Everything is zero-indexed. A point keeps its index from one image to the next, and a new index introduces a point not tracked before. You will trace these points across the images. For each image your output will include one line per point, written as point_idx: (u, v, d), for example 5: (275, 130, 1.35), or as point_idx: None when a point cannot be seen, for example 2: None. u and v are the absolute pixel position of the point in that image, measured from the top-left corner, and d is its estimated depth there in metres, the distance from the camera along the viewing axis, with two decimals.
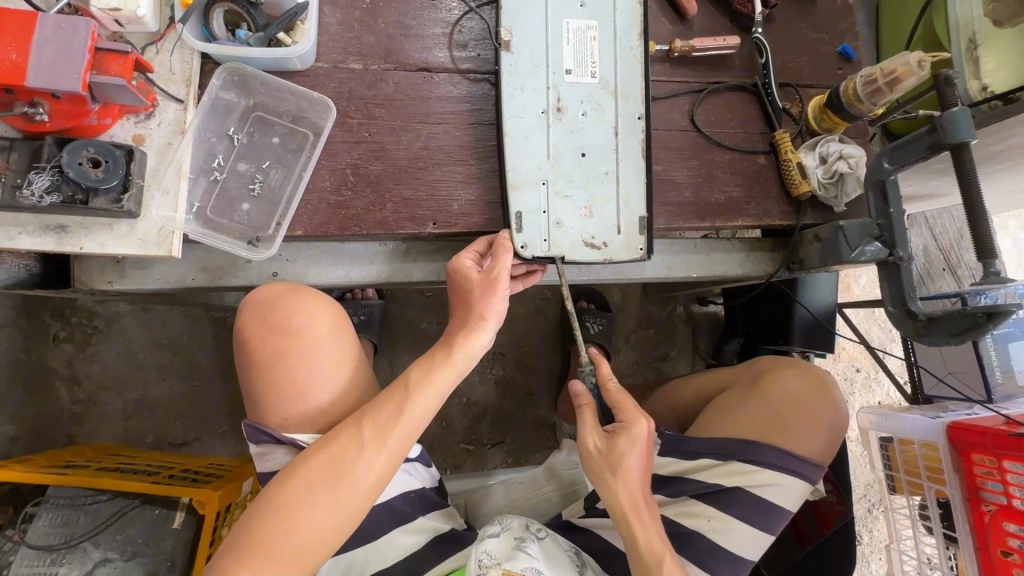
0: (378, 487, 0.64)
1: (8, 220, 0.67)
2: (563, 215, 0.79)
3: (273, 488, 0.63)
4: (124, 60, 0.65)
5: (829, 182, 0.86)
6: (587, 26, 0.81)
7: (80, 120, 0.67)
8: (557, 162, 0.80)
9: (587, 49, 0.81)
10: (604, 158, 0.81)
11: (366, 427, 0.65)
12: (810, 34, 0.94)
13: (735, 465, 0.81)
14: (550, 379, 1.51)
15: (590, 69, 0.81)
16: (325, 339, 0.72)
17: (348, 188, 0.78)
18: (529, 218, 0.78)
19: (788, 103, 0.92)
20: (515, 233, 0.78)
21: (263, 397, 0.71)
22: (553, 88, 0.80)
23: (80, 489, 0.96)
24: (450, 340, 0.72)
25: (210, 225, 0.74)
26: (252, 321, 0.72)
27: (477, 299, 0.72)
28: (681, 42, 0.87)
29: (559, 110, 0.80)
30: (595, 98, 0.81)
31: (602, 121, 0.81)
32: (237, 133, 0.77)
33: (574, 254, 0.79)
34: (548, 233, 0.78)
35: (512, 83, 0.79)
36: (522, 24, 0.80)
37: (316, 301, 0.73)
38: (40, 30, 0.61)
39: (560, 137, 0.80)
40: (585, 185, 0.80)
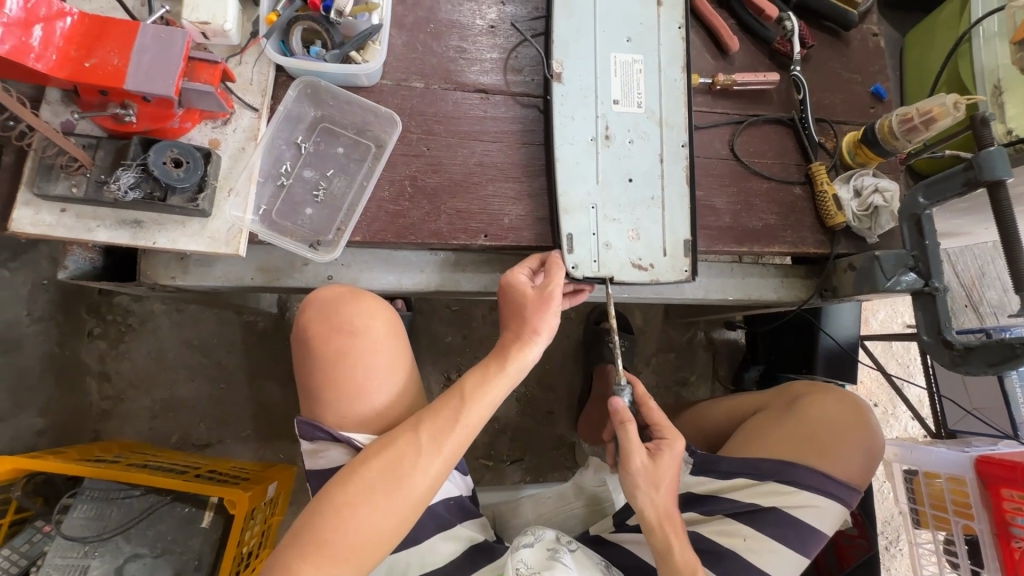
0: (431, 492, 0.65)
1: (89, 213, 0.70)
2: (612, 237, 0.82)
3: (332, 485, 0.64)
4: (213, 69, 0.70)
5: (864, 214, 0.89)
6: (633, 59, 0.86)
7: (165, 123, 0.71)
8: (606, 187, 0.83)
9: (633, 80, 0.86)
10: (650, 184, 0.84)
11: (424, 432, 0.66)
12: (843, 73, 0.99)
13: (772, 486, 0.83)
14: (571, 399, 1.52)
15: (636, 100, 0.85)
16: (382, 343, 0.74)
17: (406, 199, 0.81)
18: (579, 239, 0.81)
19: (823, 138, 0.97)
20: (566, 253, 0.81)
21: (325, 396, 0.73)
22: (601, 117, 0.84)
23: (113, 483, 0.97)
24: (503, 352, 0.74)
25: (275, 227, 0.77)
26: (308, 317, 0.75)
27: (531, 315, 0.74)
28: (723, 76, 0.92)
29: (608, 139, 0.84)
30: (641, 127, 0.85)
31: (648, 149, 0.85)
32: (305, 142, 0.81)
33: (623, 276, 0.82)
34: (597, 254, 0.82)
35: (563, 112, 0.84)
36: (573, 56, 0.85)
37: (373, 305, 0.75)
38: (140, 39, 0.65)
39: (609, 163, 0.84)
40: (632, 210, 0.83)
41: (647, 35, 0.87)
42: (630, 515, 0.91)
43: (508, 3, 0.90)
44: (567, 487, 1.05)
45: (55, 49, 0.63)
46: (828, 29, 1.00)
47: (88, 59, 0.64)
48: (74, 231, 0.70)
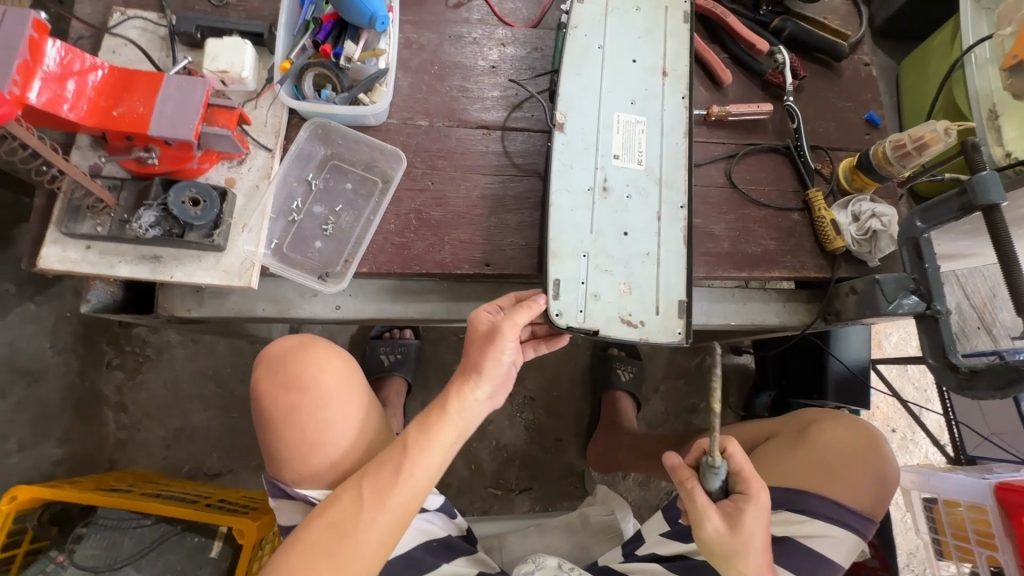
0: (380, 553, 0.67)
1: (112, 249, 0.74)
2: (602, 289, 0.83)
3: (283, 551, 0.66)
4: (230, 114, 0.75)
5: (863, 238, 0.90)
6: (636, 120, 0.88)
7: (185, 165, 0.75)
8: (600, 238, 0.84)
9: (635, 140, 0.88)
10: (646, 240, 0.85)
11: (366, 488, 0.68)
12: (837, 102, 1.01)
13: (785, 515, 0.82)
14: (579, 426, 1.51)
15: (636, 158, 0.87)
16: (338, 394, 0.76)
17: (411, 231, 0.84)
18: (567, 287, 0.82)
19: (819, 165, 0.99)
20: (551, 299, 0.81)
21: (280, 450, 0.74)
22: (600, 170, 0.86)
23: (126, 512, 0.98)
24: (444, 399, 0.74)
25: (285, 260, 0.81)
26: (269, 373, 0.78)
27: (475, 355, 0.74)
28: (717, 108, 0.95)
29: (603, 193, 0.85)
30: (640, 184, 0.87)
31: (645, 207, 0.86)
32: (315, 179, 0.85)
33: (611, 332, 0.82)
34: (585, 304, 0.82)
35: (563, 160, 0.85)
36: (576, 108, 0.87)
37: (327, 353, 0.79)
38: (164, 88, 0.70)
39: (604, 216, 0.85)
40: (625, 264, 0.84)
41: (652, 100, 0.89)
42: (639, 545, 0.90)
43: (508, 45, 0.95)
44: (574, 516, 1.04)
45: (86, 100, 0.68)
46: (819, 60, 1.03)
47: (116, 107, 0.70)
48: (97, 266, 0.74)
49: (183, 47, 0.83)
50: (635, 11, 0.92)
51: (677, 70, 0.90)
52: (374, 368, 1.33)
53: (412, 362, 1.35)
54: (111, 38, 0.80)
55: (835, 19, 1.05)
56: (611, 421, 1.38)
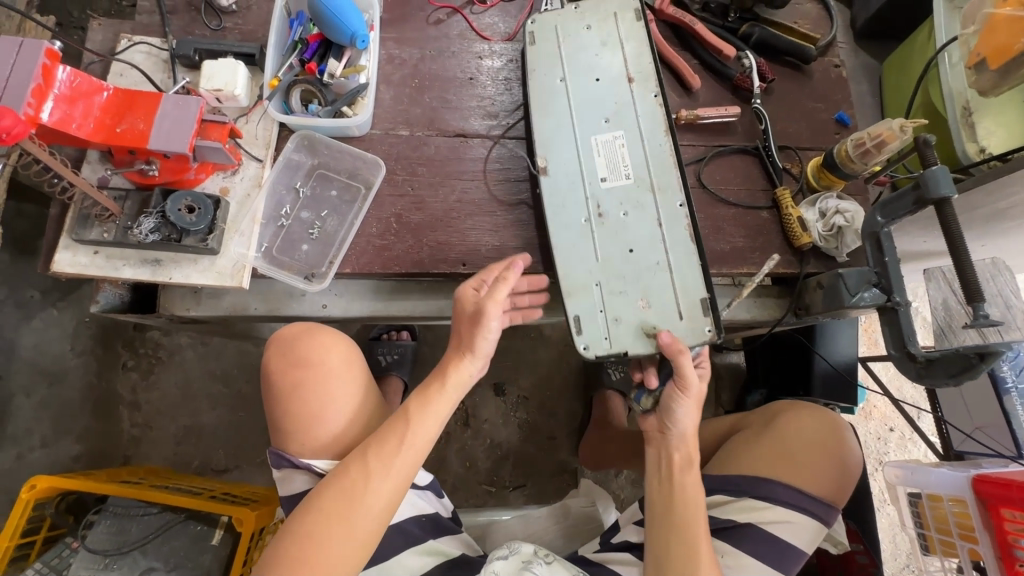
0: (382, 515, 0.71)
1: (116, 253, 0.82)
2: (622, 312, 0.86)
3: (296, 523, 0.70)
4: (222, 128, 0.82)
5: (829, 235, 0.93)
6: (613, 137, 0.91)
7: (183, 175, 0.82)
8: (607, 263, 0.87)
9: (617, 156, 0.91)
10: (653, 251, 0.87)
11: (372, 458, 0.72)
12: (807, 103, 1.04)
13: (748, 502, 0.83)
14: (573, 424, 1.55)
15: (623, 173, 0.90)
16: (339, 373, 0.82)
17: (391, 234, 0.90)
18: (588, 320, 0.86)
19: (788, 164, 1.01)
20: (575, 335, 0.85)
21: (286, 421, 0.79)
22: (592, 197, 0.89)
23: (133, 501, 1.05)
24: (441, 374, 0.79)
25: (275, 262, 0.87)
26: (276, 351, 0.83)
27: (469, 334, 0.80)
28: (686, 112, 0.99)
29: (601, 218, 0.89)
30: (633, 197, 0.89)
31: (644, 218, 0.88)
32: (302, 187, 0.91)
33: (641, 349, 0.84)
34: (607, 331, 0.85)
35: (554, 202, 0.89)
36: (553, 143, 0.91)
37: (330, 336, 0.84)
38: (163, 107, 0.78)
39: (606, 240, 0.88)
40: (639, 280, 0.86)
41: (624, 112, 0.92)
42: (615, 534, 0.93)
43: (486, 57, 1.01)
44: (556, 507, 1.08)
45: (93, 119, 0.76)
46: (790, 63, 1.06)
47: (119, 125, 0.77)
48: (103, 269, 0.81)
49: (183, 69, 0.90)
50: (585, 26, 0.96)
51: (640, 75, 0.94)
52: (372, 368, 1.38)
53: (408, 362, 1.40)
54: (118, 62, 0.88)
55: (804, 23, 1.08)
56: (603, 419, 1.41)
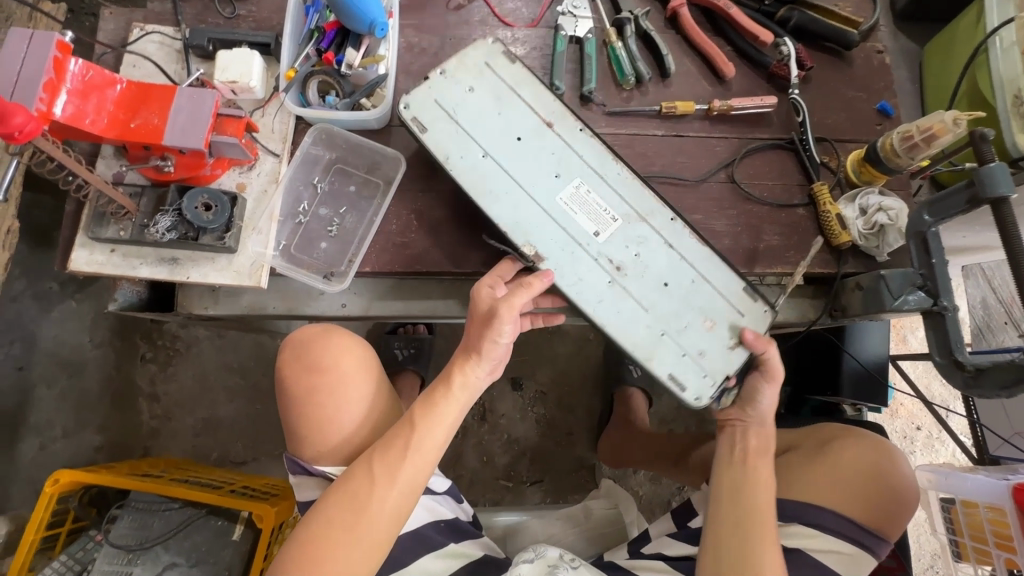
0: (389, 523, 0.69)
1: (133, 252, 0.80)
2: (701, 345, 0.84)
3: (302, 529, 0.69)
4: (238, 123, 0.78)
5: (870, 233, 0.88)
6: (575, 188, 0.86)
7: (198, 171, 0.80)
8: (655, 308, 0.85)
9: (592, 206, 0.86)
10: (681, 274, 0.86)
11: (377, 466, 0.71)
12: (848, 92, 0.98)
13: (797, 528, 0.82)
14: (591, 420, 1.53)
15: (608, 219, 0.86)
16: (355, 379, 0.80)
17: (412, 231, 0.87)
18: (683, 373, 0.83)
19: (825, 157, 0.96)
20: (679, 394, 0.83)
21: (302, 430, 0.78)
22: (600, 256, 0.85)
23: (155, 496, 1.05)
24: (447, 377, 0.77)
25: (293, 261, 0.85)
26: (291, 359, 0.81)
27: (477, 332, 0.77)
28: (719, 102, 0.93)
29: (621, 272, 0.85)
30: (633, 235, 0.86)
31: (653, 248, 0.86)
32: (320, 182, 0.88)
33: (733, 366, 0.84)
34: (703, 371, 0.84)
35: (569, 280, 0.84)
36: (533, 226, 0.85)
37: (345, 343, 0.82)
38: (177, 100, 0.75)
39: (639, 287, 0.85)
40: (691, 306, 0.85)
41: (568, 159, 0.87)
42: (646, 544, 0.92)
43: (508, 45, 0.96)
44: (577, 509, 1.06)
45: (106, 114, 0.73)
46: (829, 49, 1.00)
47: (133, 120, 0.74)
48: (120, 268, 0.80)
49: (198, 59, 0.87)
50: (467, 91, 0.87)
51: (556, 115, 0.88)
52: (388, 363, 1.37)
53: (425, 356, 1.39)
54: (130, 53, 0.85)
55: (846, 6, 1.01)
56: (625, 418, 1.38)
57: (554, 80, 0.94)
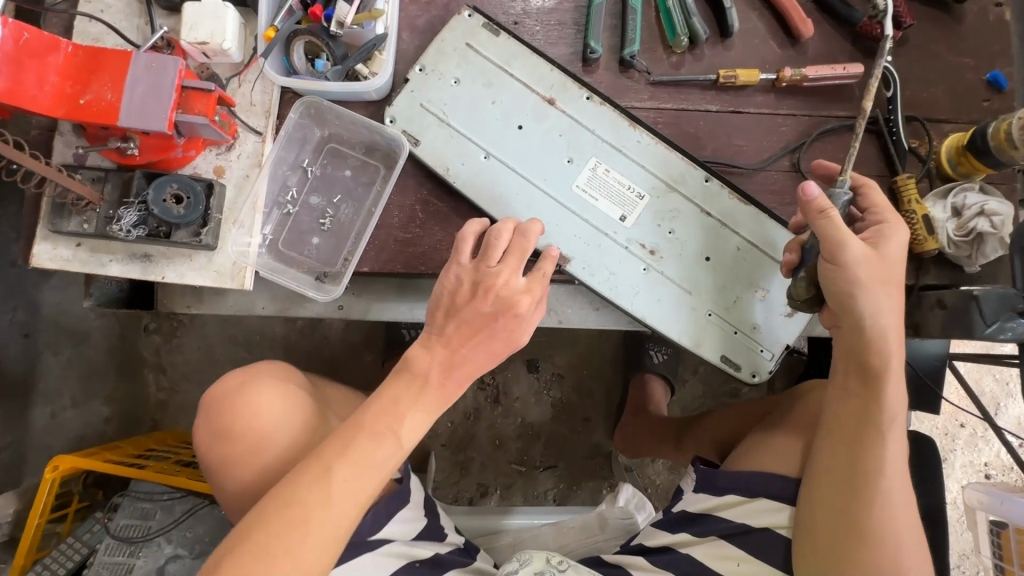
0: (336, 539, 0.58)
1: (101, 247, 0.70)
2: (755, 318, 0.73)
3: (241, 530, 0.57)
4: (208, 98, 0.65)
5: (963, 240, 0.73)
6: (592, 171, 0.73)
7: (168, 153, 0.68)
8: (700, 286, 0.72)
9: (612, 185, 0.73)
10: (724, 243, 0.73)
11: (335, 461, 0.59)
12: (952, 58, 0.80)
13: (764, 503, 0.72)
14: (609, 406, 1.45)
15: (632, 197, 0.73)
16: (274, 438, 0.67)
17: (417, 225, 0.75)
18: (738, 354, 0.72)
19: (913, 141, 0.79)
20: (734, 373, 0.73)
21: (231, 501, 0.69)
22: (630, 242, 0.73)
23: (156, 485, 1.02)
24: (409, 369, 0.65)
25: (282, 259, 0.74)
26: (204, 424, 0.70)
27: (500, 330, 0.65)
28: (790, 71, 0.76)
29: (657, 256, 0.72)
30: (665, 209, 0.73)
31: (689, 219, 0.73)
32: (311, 165, 0.76)
33: (792, 334, 0.73)
34: (760, 348, 0.73)
35: (602, 277, 0.72)
36: (551, 224, 0.73)
37: (258, 397, 0.68)
38: (132, 71, 0.62)
39: (679, 267, 0.72)
40: (738, 278, 0.73)
41: (579, 135, 0.73)
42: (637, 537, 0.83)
43: None
44: (592, 517, 1.00)
45: (50, 87, 0.61)
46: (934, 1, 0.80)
47: (82, 94, 0.62)
48: (88, 265, 0.70)
49: (163, 12, 0.73)
50: (453, 83, 0.74)
51: (556, 89, 0.74)
52: (397, 345, 1.29)
53: None
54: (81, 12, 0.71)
55: None
56: (639, 405, 1.31)
57: (586, 41, 0.77)
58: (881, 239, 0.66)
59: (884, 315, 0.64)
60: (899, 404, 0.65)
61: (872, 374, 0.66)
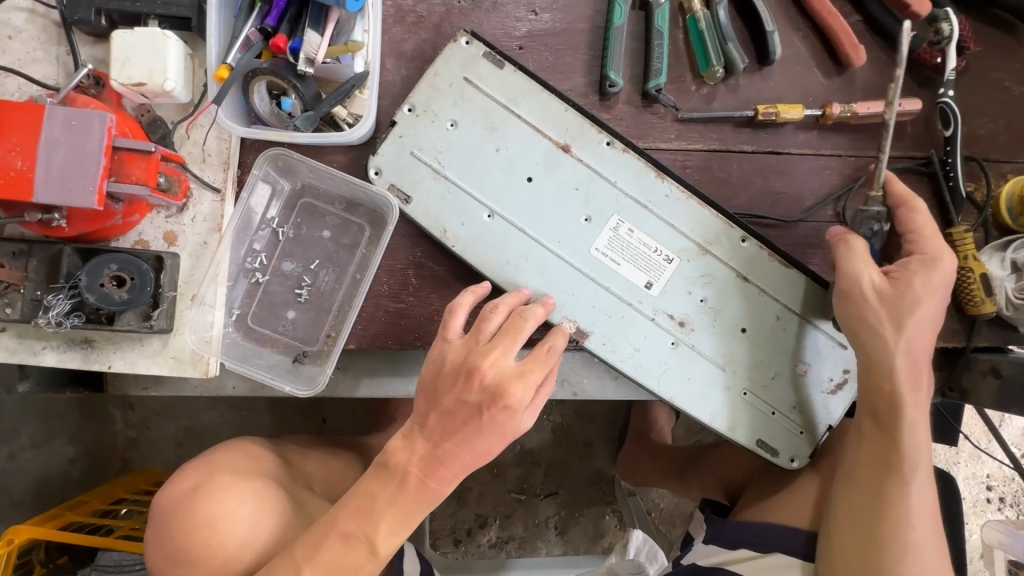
0: None
1: (31, 332, 0.59)
2: (793, 395, 0.65)
3: None
4: (149, 161, 0.53)
5: (1022, 303, 0.65)
6: (614, 231, 0.63)
7: (104, 222, 0.56)
8: (734, 362, 0.64)
9: (637, 248, 0.63)
10: (762, 313, 0.65)
11: (303, 569, 0.52)
12: (1015, 89, 0.70)
13: (778, 559, 0.63)
14: (611, 429, 1.39)
15: (658, 262, 0.63)
16: (236, 547, 0.61)
17: (410, 293, 0.64)
18: (775, 434, 0.65)
19: (968, 185, 0.70)
20: (771, 458, 0.66)
21: None
22: (657, 313, 0.64)
23: (128, 553, 0.93)
24: (387, 464, 0.55)
25: (254, 337, 0.63)
26: (157, 539, 0.64)
27: (488, 434, 0.53)
28: (839, 106, 0.66)
29: (687, 329, 0.64)
30: (696, 275, 0.64)
31: (723, 286, 0.64)
32: (282, 224, 0.64)
33: (837, 413, 0.66)
34: (799, 428, 0.65)
35: (624, 354, 0.63)
36: (566, 294, 0.63)
37: (220, 500, 0.63)
38: (48, 133, 0.50)
39: (712, 340, 0.64)
40: (773, 352, 0.65)
41: (598, 190, 0.63)
42: None
43: (543, 10, 0.66)
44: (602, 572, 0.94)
45: None
46: (999, 21, 0.70)
47: None
48: (17, 354, 0.59)
49: (88, 39, 0.59)
50: (448, 127, 0.62)
51: (571, 133, 0.63)
52: None
53: None
54: None
55: None
56: (640, 433, 1.19)
57: (604, 71, 0.65)
58: (908, 273, 0.58)
59: (895, 353, 0.58)
60: (923, 450, 0.58)
61: (886, 419, 0.59)
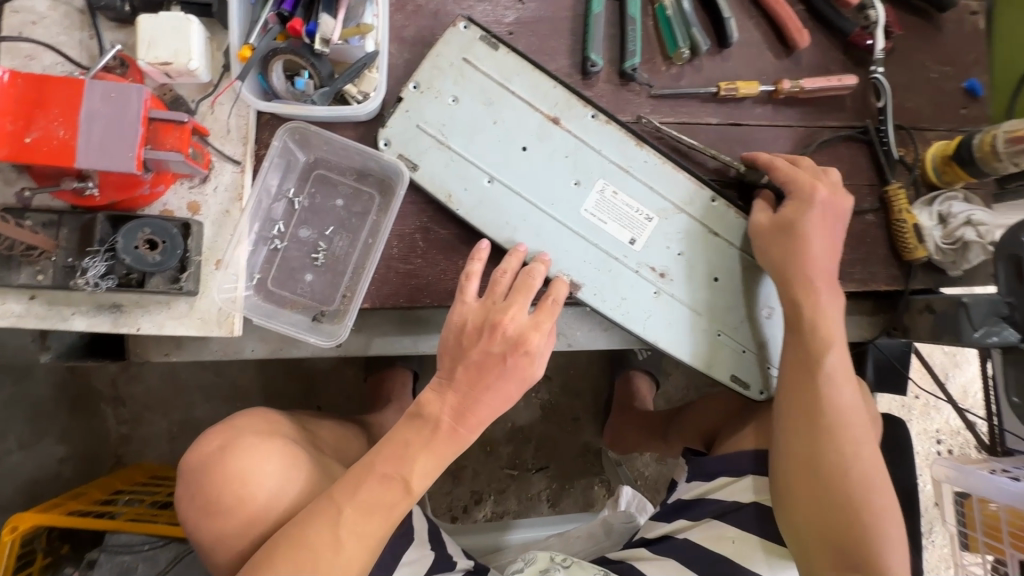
0: None
1: (60, 298, 0.62)
2: (762, 335, 0.74)
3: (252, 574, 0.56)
4: (182, 131, 0.57)
5: (949, 248, 0.76)
6: (599, 191, 0.71)
7: (133, 191, 0.60)
8: (710, 307, 0.73)
9: (620, 207, 0.71)
10: (732, 262, 0.73)
11: (345, 505, 0.57)
12: (933, 67, 0.82)
13: (752, 480, 0.73)
14: (597, 403, 1.46)
15: (638, 218, 0.71)
16: (269, 500, 0.65)
17: (418, 255, 0.70)
18: (748, 370, 0.74)
19: (900, 150, 0.81)
20: (744, 391, 0.74)
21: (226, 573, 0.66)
22: (640, 264, 0.72)
23: (137, 535, 0.94)
24: (421, 415, 0.61)
25: (273, 299, 0.68)
26: (188, 496, 0.67)
27: (510, 376, 0.61)
28: (788, 82, 0.76)
29: (668, 279, 0.72)
30: (672, 229, 0.72)
31: (697, 239, 0.73)
32: (297, 194, 0.70)
33: None
34: (768, 363, 0.74)
35: (611, 301, 0.71)
36: (560, 251, 0.70)
37: (254, 457, 0.66)
38: (88, 103, 0.54)
39: (689, 287, 0.72)
40: (743, 297, 0.74)
41: (583, 157, 0.71)
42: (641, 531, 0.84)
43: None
44: (597, 524, 1.02)
45: None
46: (917, 10, 0.82)
47: (28, 132, 0.53)
48: (47, 320, 0.62)
49: (112, 25, 0.64)
50: (450, 103, 0.69)
51: (560, 106, 0.70)
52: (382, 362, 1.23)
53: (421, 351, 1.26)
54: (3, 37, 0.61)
55: None
56: (623, 402, 1.28)
57: (586, 53, 0.73)
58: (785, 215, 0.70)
59: (799, 255, 0.68)
60: (836, 342, 0.68)
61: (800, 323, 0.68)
